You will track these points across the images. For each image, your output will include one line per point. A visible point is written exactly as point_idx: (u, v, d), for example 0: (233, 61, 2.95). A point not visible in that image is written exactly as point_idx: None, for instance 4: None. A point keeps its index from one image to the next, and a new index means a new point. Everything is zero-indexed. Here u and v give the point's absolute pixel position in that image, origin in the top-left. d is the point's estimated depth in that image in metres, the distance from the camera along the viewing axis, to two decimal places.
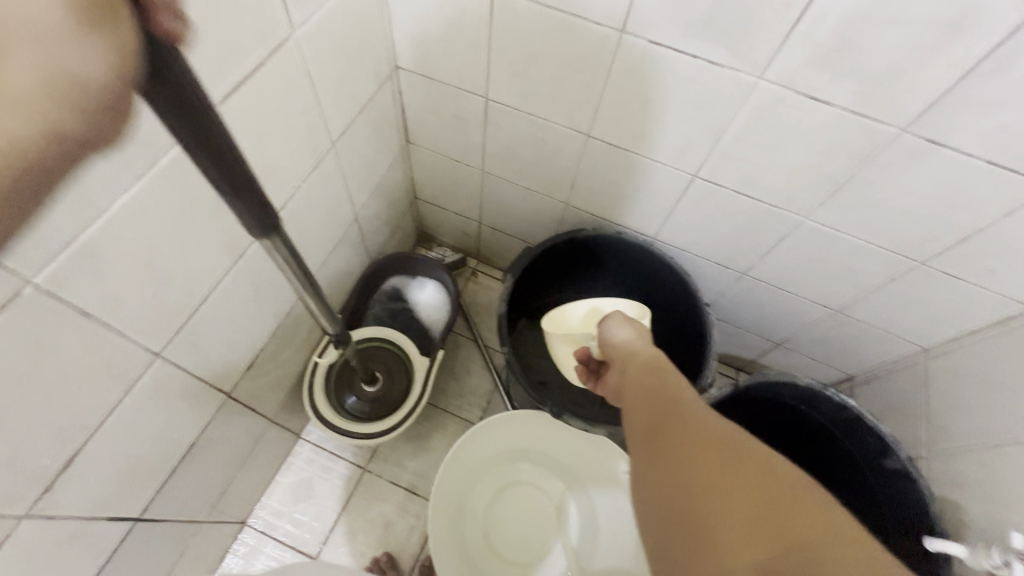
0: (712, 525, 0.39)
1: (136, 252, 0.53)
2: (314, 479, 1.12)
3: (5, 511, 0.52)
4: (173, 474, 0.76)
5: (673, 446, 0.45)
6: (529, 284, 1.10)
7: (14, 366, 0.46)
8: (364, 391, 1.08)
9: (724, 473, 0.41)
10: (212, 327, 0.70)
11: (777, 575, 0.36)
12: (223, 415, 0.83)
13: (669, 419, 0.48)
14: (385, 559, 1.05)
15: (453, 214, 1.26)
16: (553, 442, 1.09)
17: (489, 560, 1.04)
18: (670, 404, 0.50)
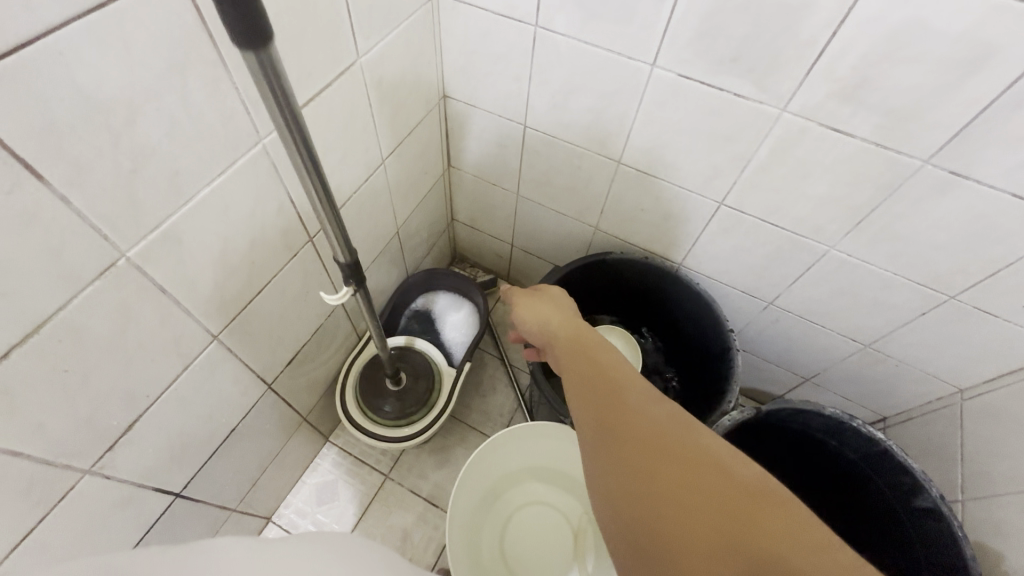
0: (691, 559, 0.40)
1: (210, 240, 0.60)
2: (338, 482, 1.15)
3: (73, 465, 0.57)
4: (213, 457, 0.81)
5: (636, 470, 0.45)
6: None
7: (102, 328, 0.52)
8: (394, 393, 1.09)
9: (691, 498, 0.42)
10: (263, 318, 0.77)
11: None
12: (263, 405, 0.88)
13: (626, 436, 0.48)
14: None
15: (488, 236, 1.33)
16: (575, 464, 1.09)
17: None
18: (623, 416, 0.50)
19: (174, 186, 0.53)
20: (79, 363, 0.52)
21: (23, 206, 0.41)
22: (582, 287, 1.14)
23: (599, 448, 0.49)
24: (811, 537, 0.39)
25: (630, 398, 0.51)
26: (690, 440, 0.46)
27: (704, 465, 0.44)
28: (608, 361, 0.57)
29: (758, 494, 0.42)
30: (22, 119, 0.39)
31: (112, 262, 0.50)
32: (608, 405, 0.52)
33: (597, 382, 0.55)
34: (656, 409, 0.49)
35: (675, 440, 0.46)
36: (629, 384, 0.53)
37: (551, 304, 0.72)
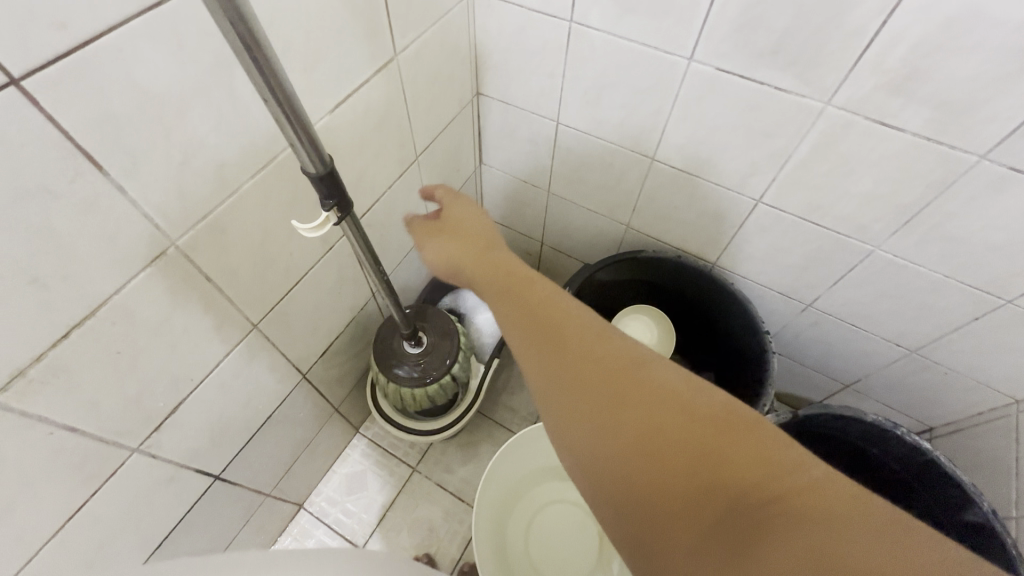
0: (663, 502, 0.39)
1: (252, 232, 0.63)
2: (367, 473, 1.18)
3: (122, 443, 0.60)
4: (250, 442, 0.84)
5: (596, 422, 0.44)
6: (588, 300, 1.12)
7: (151, 313, 0.55)
8: (413, 355, 0.96)
9: (654, 441, 0.41)
10: (298, 310, 0.79)
11: (732, 522, 0.37)
12: (298, 394, 0.91)
13: (579, 386, 0.46)
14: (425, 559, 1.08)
15: (518, 234, 1.33)
16: None
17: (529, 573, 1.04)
18: (572, 367, 0.47)
19: (220, 178, 0.55)
20: (130, 345, 0.54)
21: (84, 195, 0.44)
22: (613, 285, 1.12)
23: (556, 409, 0.47)
24: (775, 456, 0.39)
25: (577, 347, 0.48)
26: (645, 380, 0.44)
27: (668, 411, 0.42)
28: (544, 306, 0.52)
29: (721, 425, 0.40)
30: (85, 113, 0.41)
31: (162, 250, 0.53)
32: (553, 360, 0.48)
33: (539, 331, 0.50)
34: (604, 352, 0.47)
35: (631, 388, 0.44)
36: (569, 331, 0.49)
37: (464, 237, 0.63)
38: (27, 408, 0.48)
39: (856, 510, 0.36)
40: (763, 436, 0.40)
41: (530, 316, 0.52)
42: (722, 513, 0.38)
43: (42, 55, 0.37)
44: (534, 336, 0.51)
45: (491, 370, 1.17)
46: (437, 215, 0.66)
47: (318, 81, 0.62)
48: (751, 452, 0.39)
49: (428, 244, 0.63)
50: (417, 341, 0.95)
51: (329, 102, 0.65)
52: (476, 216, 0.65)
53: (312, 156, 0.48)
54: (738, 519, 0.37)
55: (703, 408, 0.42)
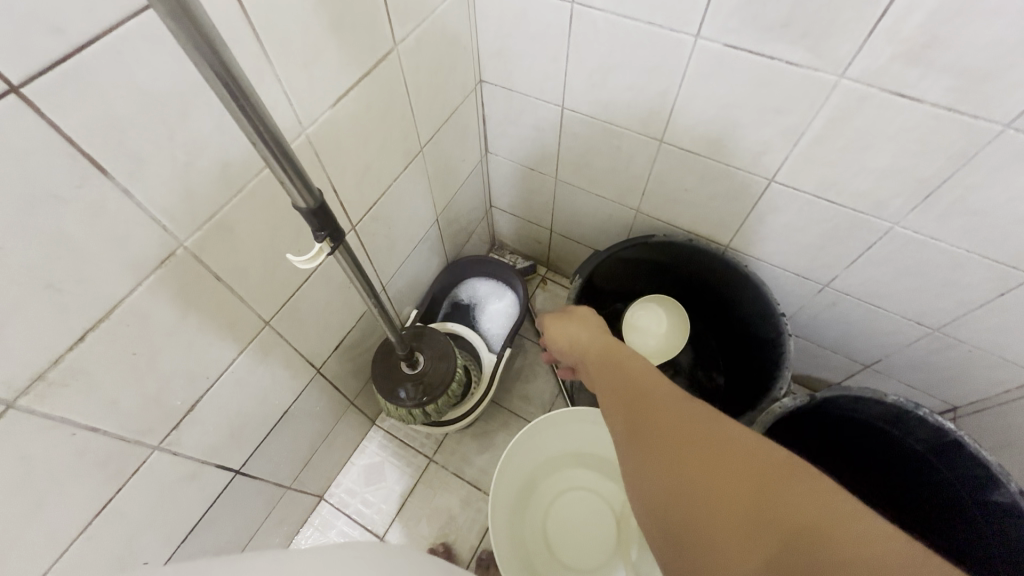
0: (716, 533, 0.44)
1: (260, 229, 0.63)
2: (385, 463, 1.19)
3: (144, 441, 0.61)
4: (268, 437, 0.85)
5: (661, 458, 0.50)
6: (600, 287, 1.10)
7: (164, 314, 0.56)
8: (411, 376, 0.96)
9: (712, 478, 0.46)
10: (309, 306, 0.79)
11: (775, 559, 0.41)
12: (314, 388, 0.92)
13: (649, 428, 0.53)
14: (441, 549, 1.10)
15: (526, 223, 1.32)
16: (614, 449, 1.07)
17: (549, 560, 1.05)
18: (646, 412, 0.55)
19: (225, 177, 0.55)
20: (145, 346, 0.55)
21: (91, 198, 0.44)
22: (624, 271, 1.10)
23: (632, 452, 0.53)
24: (831, 504, 0.42)
25: (655, 399, 0.56)
26: (713, 428, 0.50)
27: (727, 453, 0.47)
28: (636, 370, 0.62)
29: (772, 469, 0.45)
30: (86, 116, 0.41)
31: (171, 251, 0.53)
32: (636, 410, 0.56)
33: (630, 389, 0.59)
34: (679, 402, 0.54)
35: (693, 429, 0.50)
36: (656, 390, 0.57)
37: (578, 320, 0.78)
38: (49, 410, 0.49)
39: (914, 569, 0.37)
40: (826, 488, 0.43)
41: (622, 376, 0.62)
42: (776, 551, 0.41)
43: (40, 60, 0.37)
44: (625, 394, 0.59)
45: (503, 360, 1.16)
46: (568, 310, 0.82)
47: (319, 75, 0.62)
48: (807, 495, 0.43)
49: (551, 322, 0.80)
50: (413, 362, 0.95)
51: (330, 96, 0.65)
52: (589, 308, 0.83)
53: (297, 191, 0.48)
54: (781, 556, 0.41)
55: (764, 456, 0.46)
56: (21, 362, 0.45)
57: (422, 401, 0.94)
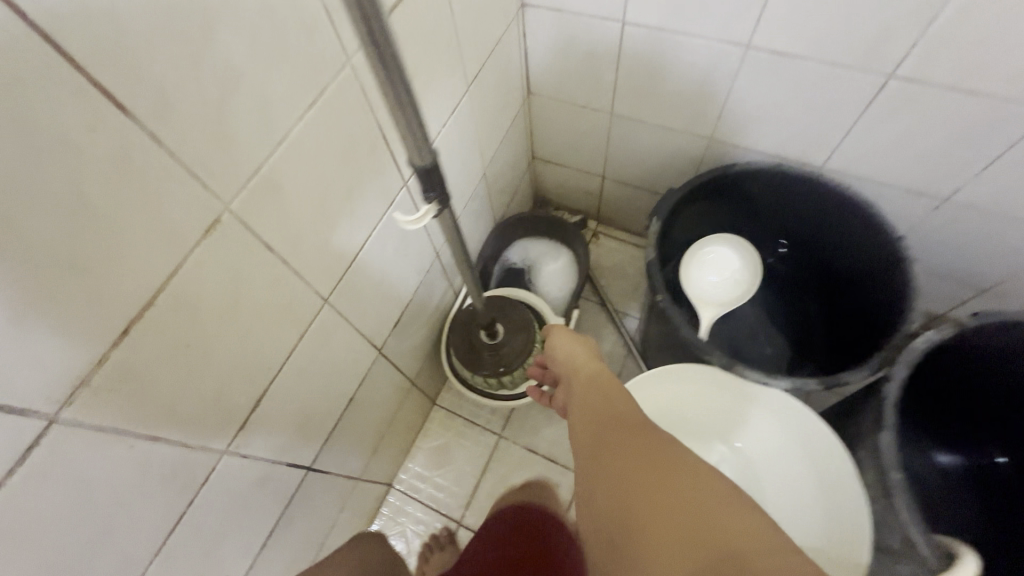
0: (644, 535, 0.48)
1: (310, 186, 0.52)
2: (452, 444, 1.11)
3: (210, 446, 0.53)
4: (336, 428, 0.77)
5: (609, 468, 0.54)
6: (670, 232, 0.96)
7: (216, 296, 0.46)
8: (488, 346, 0.96)
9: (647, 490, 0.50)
10: (366, 278, 0.69)
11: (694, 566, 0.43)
12: (376, 371, 0.83)
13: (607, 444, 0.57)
14: (444, 535, 1.02)
15: (575, 171, 1.20)
16: None
17: None
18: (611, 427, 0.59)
19: (266, 119, 0.44)
20: (200, 338, 0.46)
21: (113, 149, 0.34)
22: (698, 212, 0.96)
23: (590, 466, 0.57)
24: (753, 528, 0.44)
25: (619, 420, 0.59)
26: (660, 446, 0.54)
27: (663, 471, 0.51)
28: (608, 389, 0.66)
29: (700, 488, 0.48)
30: (87, 27, 0.30)
31: (216, 218, 0.43)
32: (607, 426, 0.60)
33: (598, 406, 0.63)
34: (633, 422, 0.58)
35: (644, 446, 0.54)
36: (628, 415, 0.60)
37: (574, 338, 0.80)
38: (100, 422, 0.40)
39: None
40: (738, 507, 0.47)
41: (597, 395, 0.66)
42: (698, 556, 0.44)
43: None
44: (594, 412, 0.64)
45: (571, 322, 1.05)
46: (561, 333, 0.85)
47: None
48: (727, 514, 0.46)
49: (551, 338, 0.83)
50: (492, 333, 0.95)
51: None
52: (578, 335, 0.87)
53: (421, 146, 0.50)
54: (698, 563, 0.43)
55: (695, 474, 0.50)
56: (59, 365, 0.36)
57: (500, 372, 0.95)
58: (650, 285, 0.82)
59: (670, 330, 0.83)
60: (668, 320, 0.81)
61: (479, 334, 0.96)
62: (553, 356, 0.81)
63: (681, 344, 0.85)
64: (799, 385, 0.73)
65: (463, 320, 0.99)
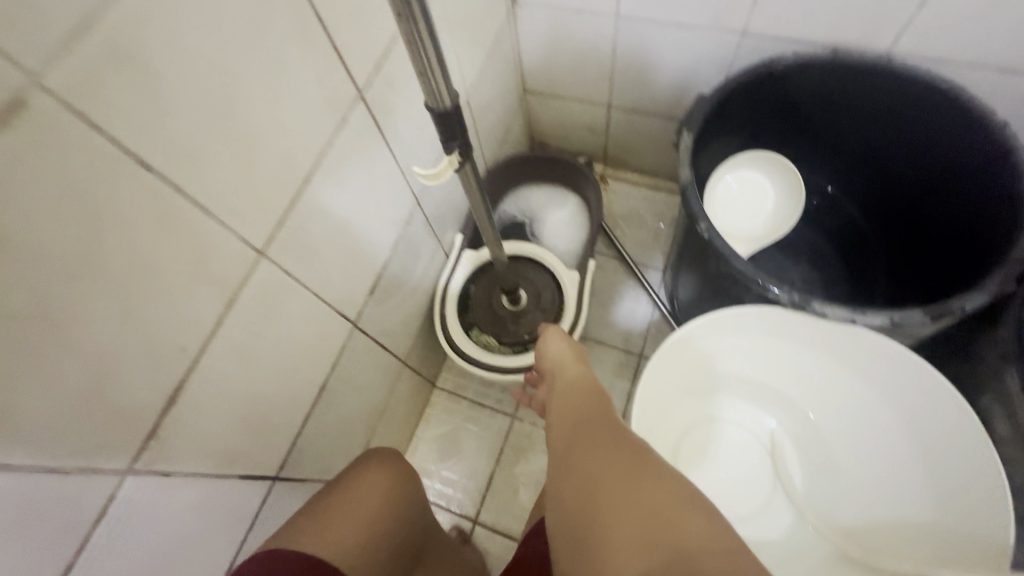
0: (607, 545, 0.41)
1: (206, 75, 0.35)
2: (458, 432, 0.95)
3: (98, 466, 0.36)
4: (306, 424, 0.61)
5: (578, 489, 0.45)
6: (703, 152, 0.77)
7: (49, 233, 0.29)
8: (513, 313, 0.86)
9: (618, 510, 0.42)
10: (322, 226, 0.52)
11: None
12: (354, 351, 0.66)
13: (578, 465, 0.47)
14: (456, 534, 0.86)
15: (575, 103, 1.01)
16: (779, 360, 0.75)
17: None
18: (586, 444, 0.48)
19: None
20: (32, 301, 0.29)
21: None
22: (734, 125, 0.78)
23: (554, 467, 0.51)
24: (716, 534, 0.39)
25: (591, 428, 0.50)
26: (639, 469, 0.44)
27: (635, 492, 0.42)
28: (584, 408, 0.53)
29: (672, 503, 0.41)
30: None
31: (17, 96, 0.26)
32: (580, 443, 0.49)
33: (572, 402, 0.55)
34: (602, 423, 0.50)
35: (621, 478, 0.44)
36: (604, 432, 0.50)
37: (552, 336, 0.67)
38: None
39: None
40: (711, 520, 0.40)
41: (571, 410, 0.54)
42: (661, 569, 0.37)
43: None
44: (565, 397, 0.55)
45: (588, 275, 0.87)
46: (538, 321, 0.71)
47: None
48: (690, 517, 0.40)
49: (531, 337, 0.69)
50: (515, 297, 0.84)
51: None
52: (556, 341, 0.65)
53: (437, 90, 0.46)
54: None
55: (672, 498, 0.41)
56: None
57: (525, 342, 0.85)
58: (688, 213, 0.64)
59: (720, 269, 0.65)
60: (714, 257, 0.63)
61: (500, 302, 0.86)
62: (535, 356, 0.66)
63: (730, 283, 0.67)
64: (901, 319, 0.55)
65: (473, 288, 0.88)
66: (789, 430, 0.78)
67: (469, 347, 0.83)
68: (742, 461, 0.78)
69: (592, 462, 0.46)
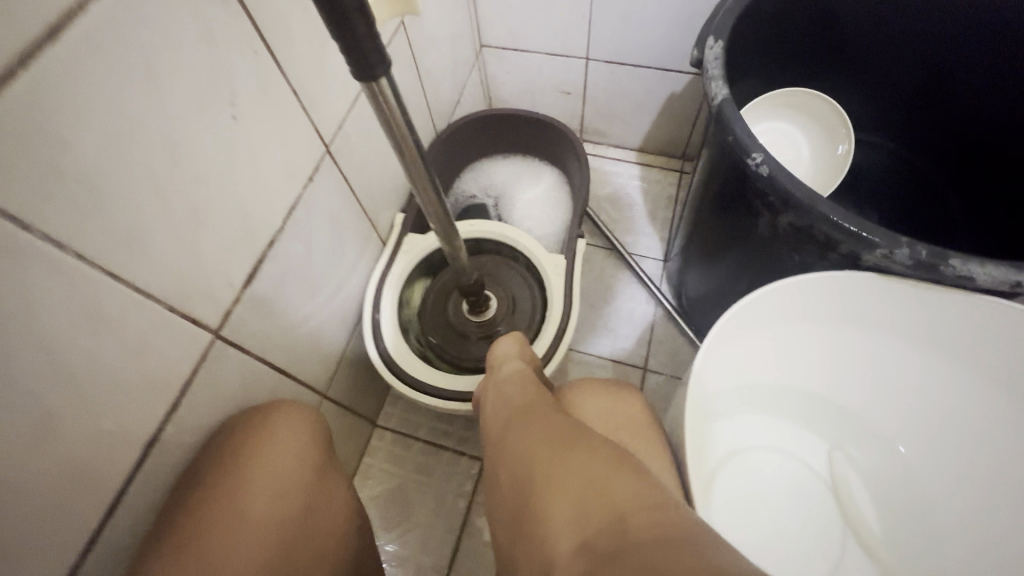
0: (542, 524, 0.30)
1: None
2: (410, 486, 0.69)
3: None
4: (116, 518, 0.34)
5: (512, 469, 0.35)
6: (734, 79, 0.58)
7: None
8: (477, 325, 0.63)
9: (552, 477, 0.32)
10: (107, 141, 0.28)
11: (597, 554, 0.27)
12: (223, 379, 0.41)
13: (512, 445, 0.36)
14: None
15: (546, 58, 0.82)
16: (852, 360, 0.55)
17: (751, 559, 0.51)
18: (522, 425, 0.38)
19: None
20: None
21: None
22: (767, 49, 0.60)
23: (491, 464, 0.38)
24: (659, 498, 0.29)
25: (531, 412, 0.39)
26: (572, 438, 0.34)
27: (565, 454, 0.33)
28: (522, 391, 0.42)
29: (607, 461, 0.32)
30: None
31: None
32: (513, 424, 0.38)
33: (511, 388, 0.43)
34: (542, 402, 0.40)
35: (556, 446, 0.34)
36: (539, 404, 0.40)
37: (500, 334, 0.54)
38: None
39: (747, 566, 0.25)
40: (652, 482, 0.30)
41: (511, 394, 0.42)
42: (599, 538, 0.27)
43: None
44: (501, 389, 0.44)
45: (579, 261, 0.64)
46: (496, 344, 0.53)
47: None
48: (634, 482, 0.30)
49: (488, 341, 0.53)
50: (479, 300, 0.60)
51: None
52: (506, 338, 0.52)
53: None
54: (602, 552, 0.27)
55: (608, 453, 0.32)
56: None
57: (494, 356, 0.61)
58: (731, 144, 0.44)
59: (779, 225, 0.44)
60: (774, 204, 0.42)
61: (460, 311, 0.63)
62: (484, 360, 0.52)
63: (793, 248, 0.46)
64: None
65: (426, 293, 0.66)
66: (862, 458, 0.57)
67: (419, 370, 0.58)
68: (796, 496, 0.57)
69: (526, 439, 0.36)
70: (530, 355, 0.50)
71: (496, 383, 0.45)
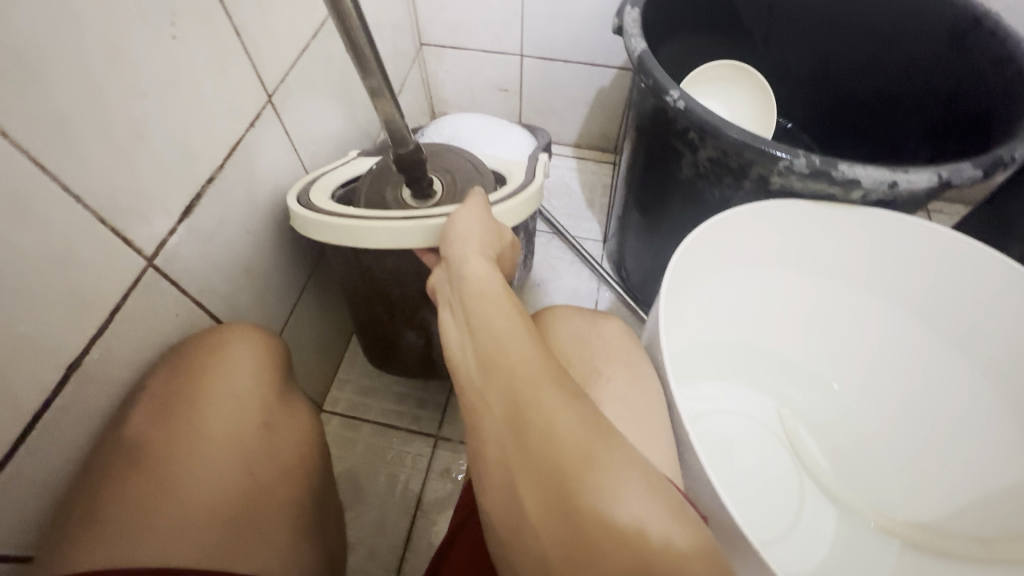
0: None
1: None
2: (360, 469, 0.66)
3: None
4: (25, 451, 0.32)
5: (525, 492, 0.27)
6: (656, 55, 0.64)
7: None
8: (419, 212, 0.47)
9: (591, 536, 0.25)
10: (38, 22, 0.28)
11: None
12: (153, 312, 0.39)
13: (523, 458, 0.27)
14: None
15: (484, 56, 0.87)
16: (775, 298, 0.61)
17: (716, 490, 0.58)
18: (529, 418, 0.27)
19: None
20: None
21: None
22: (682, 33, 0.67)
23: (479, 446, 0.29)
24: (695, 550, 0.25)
25: (540, 400, 0.27)
26: (607, 469, 0.26)
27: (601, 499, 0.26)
28: (513, 339, 0.30)
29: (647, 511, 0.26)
30: None
31: None
32: (519, 429, 0.27)
33: (495, 319, 0.31)
34: (542, 360, 0.29)
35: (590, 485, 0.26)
36: (545, 378, 0.28)
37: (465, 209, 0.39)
38: None
39: None
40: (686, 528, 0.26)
41: (500, 337, 0.30)
42: None
43: None
44: (483, 324, 0.31)
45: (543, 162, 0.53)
46: (456, 219, 0.39)
47: None
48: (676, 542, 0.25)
49: (450, 222, 0.39)
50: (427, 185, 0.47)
51: None
52: (472, 220, 0.39)
53: None
54: None
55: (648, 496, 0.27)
56: None
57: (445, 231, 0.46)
58: (650, 88, 0.49)
59: (699, 161, 0.50)
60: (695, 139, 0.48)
61: (397, 190, 0.48)
62: (442, 239, 0.39)
63: (713, 184, 0.51)
64: (960, 176, 0.40)
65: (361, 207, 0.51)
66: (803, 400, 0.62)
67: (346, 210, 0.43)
68: (748, 444, 0.61)
69: (541, 453, 0.27)
70: (493, 245, 0.38)
71: (463, 297, 0.33)
